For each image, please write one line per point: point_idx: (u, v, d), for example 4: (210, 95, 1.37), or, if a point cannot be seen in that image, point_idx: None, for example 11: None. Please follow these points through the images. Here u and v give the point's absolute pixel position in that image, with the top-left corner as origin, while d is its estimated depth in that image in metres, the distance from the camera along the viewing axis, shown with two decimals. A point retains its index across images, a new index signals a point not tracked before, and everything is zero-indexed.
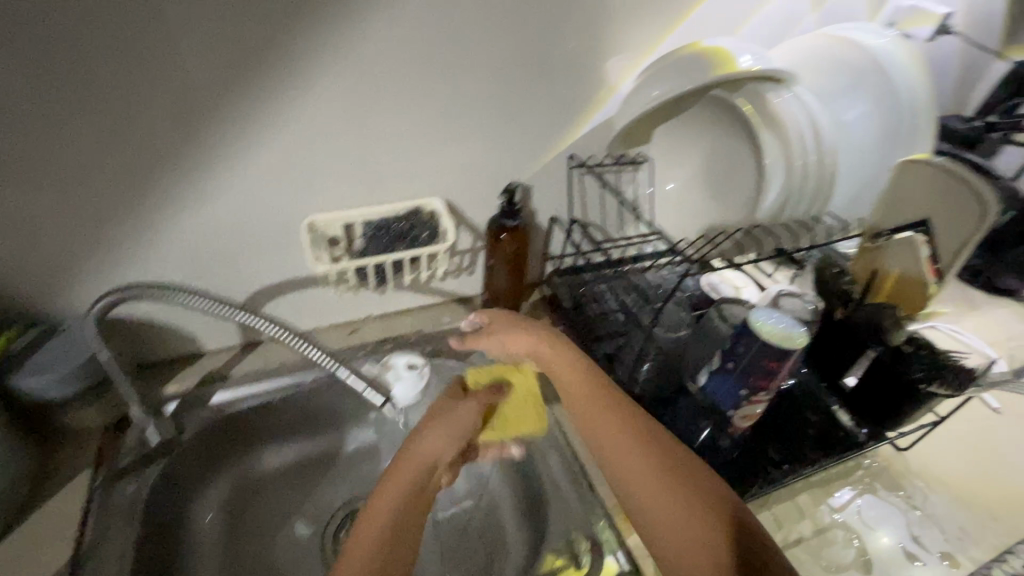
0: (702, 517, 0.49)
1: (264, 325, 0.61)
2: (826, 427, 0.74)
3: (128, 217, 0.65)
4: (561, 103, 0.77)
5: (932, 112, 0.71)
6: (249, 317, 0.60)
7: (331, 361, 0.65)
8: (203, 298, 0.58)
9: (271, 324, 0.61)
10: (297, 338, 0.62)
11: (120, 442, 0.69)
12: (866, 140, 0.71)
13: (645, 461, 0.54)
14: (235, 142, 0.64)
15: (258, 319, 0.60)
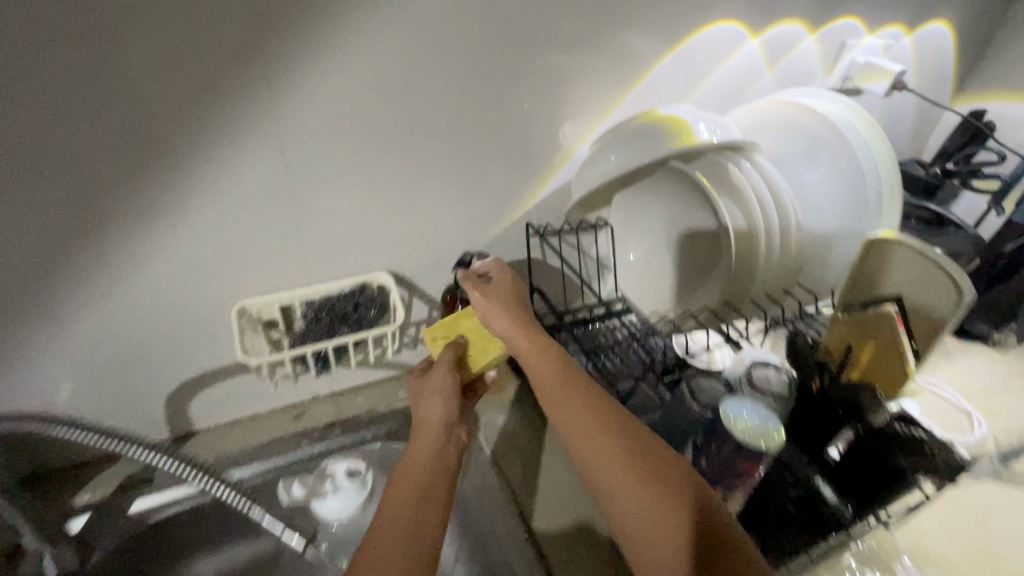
0: (663, 512, 0.47)
1: (165, 463, 0.56)
2: (809, 505, 0.61)
3: (29, 312, 0.58)
4: (514, 168, 0.73)
5: (895, 181, 0.67)
6: (145, 453, 0.55)
7: (241, 499, 0.62)
8: (77, 431, 0.51)
9: (173, 462, 0.57)
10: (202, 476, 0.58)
11: (14, 566, 0.60)
12: (831, 209, 0.68)
13: (614, 453, 0.50)
14: (153, 226, 0.59)
15: (156, 457, 0.55)
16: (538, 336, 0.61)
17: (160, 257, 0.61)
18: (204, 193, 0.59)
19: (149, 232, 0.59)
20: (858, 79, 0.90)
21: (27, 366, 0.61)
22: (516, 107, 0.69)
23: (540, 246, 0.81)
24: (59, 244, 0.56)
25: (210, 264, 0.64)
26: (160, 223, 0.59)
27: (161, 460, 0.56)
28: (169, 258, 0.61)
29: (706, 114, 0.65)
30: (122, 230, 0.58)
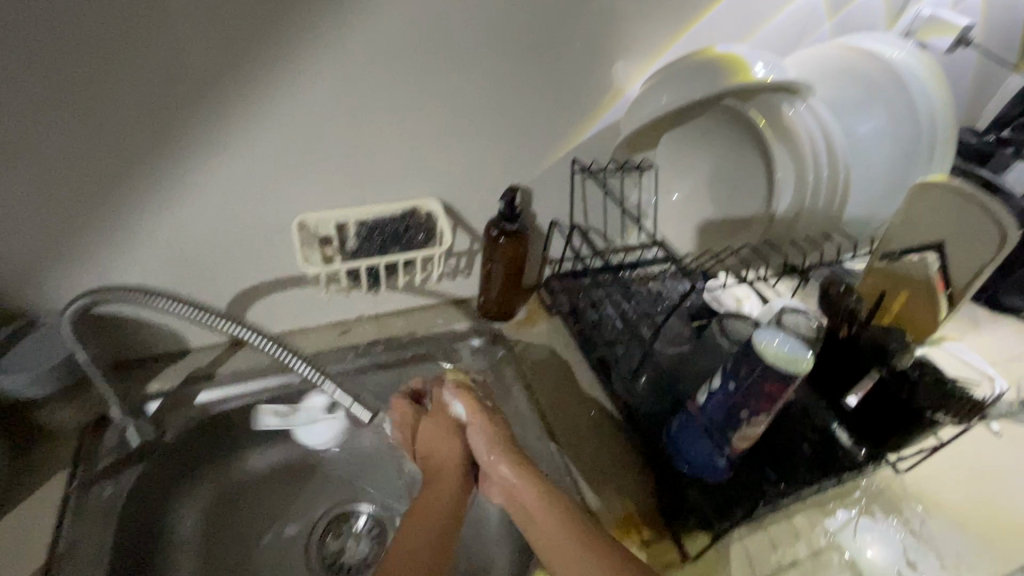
0: None
1: (252, 337, 0.59)
2: (823, 447, 0.73)
3: (106, 211, 0.62)
4: (565, 105, 0.74)
5: (948, 130, 0.68)
6: (239, 327, 0.58)
7: (315, 373, 0.63)
8: (176, 303, 0.54)
9: (260, 336, 0.59)
10: (281, 349, 0.60)
11: (98, 441, 0.66)
12: (884, 157, 0.68)
13: (592, 559, 0.51)
14: (223, 133, 0.62)
15: (249, 332, 0.58)
16: (516, 454, 0.62)
17: (227, 166, 0.64)
18: (271, 104, 0.62)
19: (219, 141, 0.62)
20: (921, 33, 0.88)
21: (103, 264, 0.66)
22: (573, 41, 0.69)
23: (584, 185, 0.82)
24: (137, 144, 0.59)
25: (272, 177, 0.67)
26: (230, 133, 0.62)
27: (251, 334, 0.59)
28: (236, 172, 0.65)
29: (763, 54, 0.65)
30: (194, 136, 0.61)
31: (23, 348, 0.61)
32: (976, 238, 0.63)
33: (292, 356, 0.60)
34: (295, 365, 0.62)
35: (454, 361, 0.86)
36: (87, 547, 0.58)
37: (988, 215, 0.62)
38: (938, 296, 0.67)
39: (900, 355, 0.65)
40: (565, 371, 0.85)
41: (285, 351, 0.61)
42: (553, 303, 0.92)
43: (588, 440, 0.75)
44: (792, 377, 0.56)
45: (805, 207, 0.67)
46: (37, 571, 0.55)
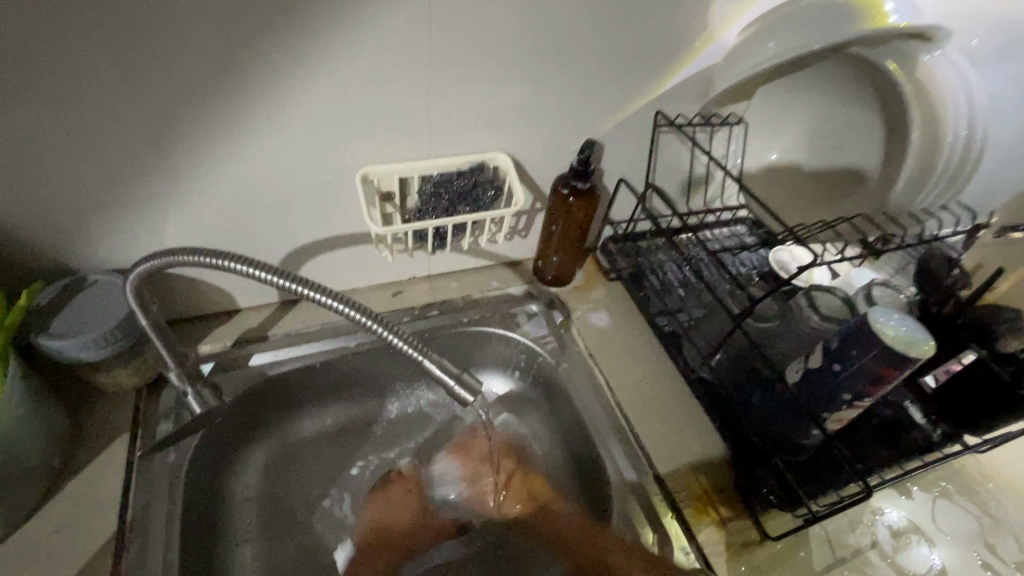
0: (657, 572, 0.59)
1: (338, 305, 0.53)
2: (899, 424, 0.72)
3: (158, 159, 0.56)
4: (656, 49, 0.65)
5: None
6: (324, 295, 0.52)
7: (412, 349, 0.55)
8: (251, 264, 0.48)
9: (349, 305, 0.53)
10: (375, 322, 0.54)
11: (156, 405, 0.63)
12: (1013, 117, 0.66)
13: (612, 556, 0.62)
14: (287, 75, 0.55)
15: (336, 300, 0.52)
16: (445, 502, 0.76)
17: (289, 113, 0.57)
18: (342, 45, 0.54)
19: (282, 86, 0.55)
20: None
21: (154, 217, 0.61)
22: None
23: (666, 139, 0.75)
24: (194, 86, 0.52)
25: (335, 127, 0.60)
26: (293, 75, 0.55)
27: (325, 297, 0.52)
28: (297, 118, 0.58)
29: None
30: (256, 80, 0.54)
31: (75, 309, 0.56)
32: None
33: (391, 332, 0.54)
34: (394, 342, 0.55)
35: (513, 327, 0.82)
36: (158, 518, 0.56)
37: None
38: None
39: (1007, 338, 0.61)
40: (629, 339, 0.81)
41: (370, 322, 0.55)
42: (612, 267, 0.88)
43: (657, 412, 0.73)
44: (912, 361, 0.51)
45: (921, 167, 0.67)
46: (112, 536, 0.54)
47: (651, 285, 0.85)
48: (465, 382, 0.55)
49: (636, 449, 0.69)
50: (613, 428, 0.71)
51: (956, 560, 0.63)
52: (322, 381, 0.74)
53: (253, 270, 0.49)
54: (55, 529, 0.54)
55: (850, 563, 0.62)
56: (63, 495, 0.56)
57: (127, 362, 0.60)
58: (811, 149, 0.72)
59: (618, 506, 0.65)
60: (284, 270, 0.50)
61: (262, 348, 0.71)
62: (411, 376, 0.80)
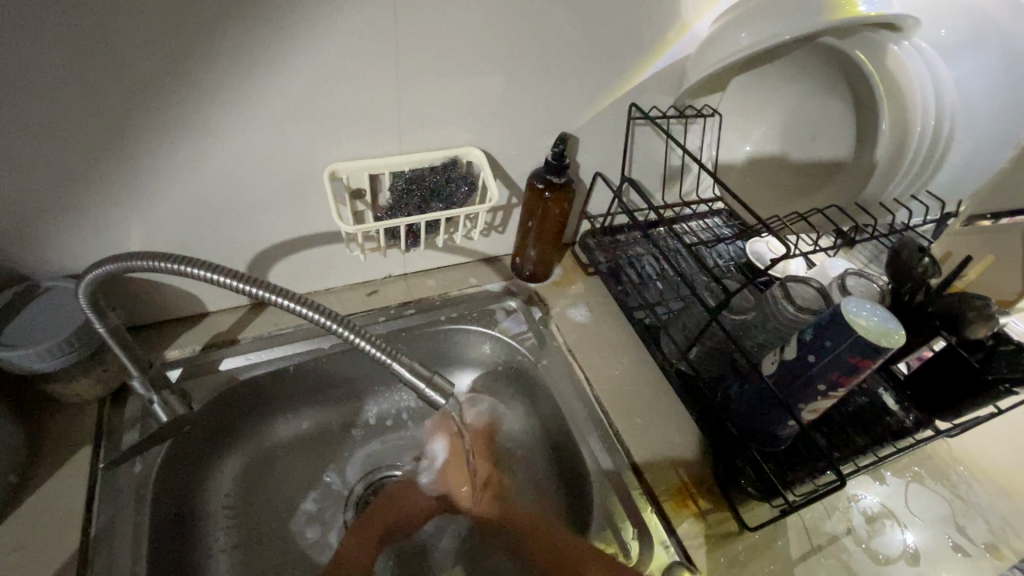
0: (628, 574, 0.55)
1: (302, 309, 0.51)
2: (874, 411, 0.72)
3: (113, 159, 0.54)
4: (629, 39, 0.64)
5: None
6: (287, 299, 0.50)
7: (381, 351, 0.53)
8: (211, 266, 0.46)
9: (315, 309, 0.51)
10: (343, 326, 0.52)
11: (121, 415, 0.61)
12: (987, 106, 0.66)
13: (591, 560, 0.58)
14: (247, 71, 0.52)
15: (300, 304, 0.50)
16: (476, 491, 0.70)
17: (251, 110, 0.55)
18: (303, 38, 0.52)
19: (243, 80, 0.53)
20: None
21: (112, 219, 0.58)
22: None
23: (640, 133, 0.74)
24: (147, 83, 0.50)
25: (300, 125, 0.59)
26: (253, 70, 0.53)
27: (288, 303, 0.50)
28: (258, 114, 0.56)
29: None
30: (215, 76, 0.52)
31: (29, 317, 0.54)
32: None
33: (359, 336, 0.52)
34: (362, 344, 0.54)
35: (491, 325, 0.81)
36: (124, 532, 0.54)
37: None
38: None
39: (976, 326, 0.62)
40: (607, 333, 0.81)
41: (337, 325, 0.52)
42: (590, 261, 0.88)
43: (636, 406, 0.72)
44: (885, 351, 0.52)
45: (893, 155, 0.68)
46: (74, 553, 0.52)
47: (629, 279, 0.85)
48: (434, 383, 0.54)
49: (616, 445, 0.69)
50: (592, 424, 0.71)
51: (928, 542, 0.65)
52: (295, 384, 0.73)
53: (212, 273, 0.46)
54: (12, 547, 0.51)
55: (826, 551, 0.62)
56: (21, 512, 0.53)
57: (87, 371, 0.57)
58: (784, 141, 0.72)
59: (598, 501, 0.65)
60: (242, 272, 0.48)
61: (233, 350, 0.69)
62: (390, 376, 0.79)
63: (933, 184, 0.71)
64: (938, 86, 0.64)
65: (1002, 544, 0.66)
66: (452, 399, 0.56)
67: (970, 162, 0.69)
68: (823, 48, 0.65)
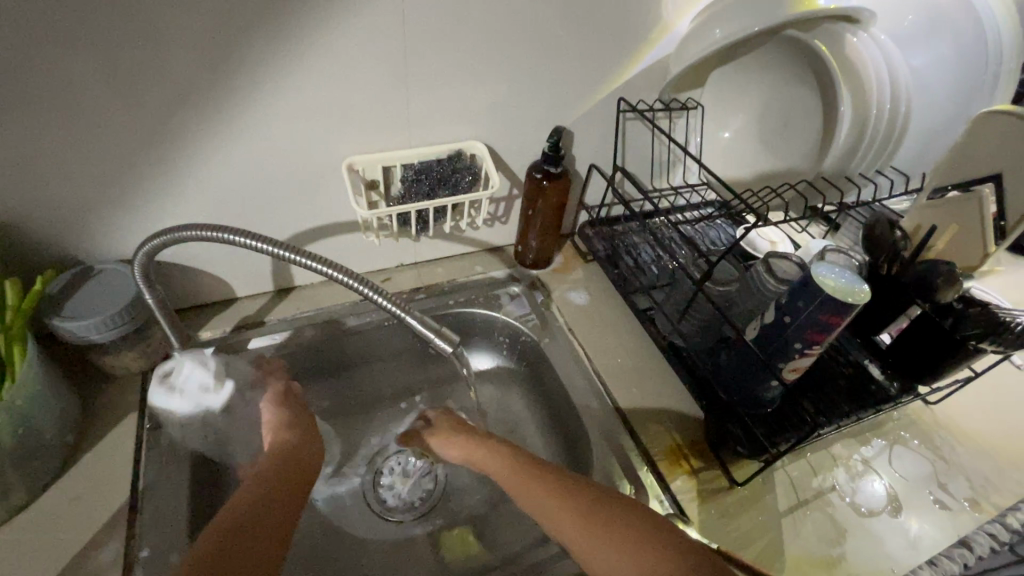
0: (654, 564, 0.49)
1: (321, 268, 0.57)
2: (858, 381, 0.76)
3: (159, 155, 0.61)
4: (613, 39, 0.70)
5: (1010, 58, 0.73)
6: (309, 259, 0.56)
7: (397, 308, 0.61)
8: (248, 236, 0.53)
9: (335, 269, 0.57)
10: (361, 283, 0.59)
11: None
12: (941, 87, 0.73)
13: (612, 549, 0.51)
14: (275, 74, 0.60)
15: (320, 263, 0.56)
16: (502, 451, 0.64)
17: (277, 108, 0.62)
18: (323, 44, 0.59)
19: (271, 83, 0.60)
20: None
21: (156, 210, 0.65)
22: None
23: (628, 126, 0.80)
24: (191, 86, 0.57)
25: (320, 122, 0.66)
26: (280, 74, 0.60)
27: (312, 262, 0.56)
28: (284, 113, 0.63)
29: None
30: (248, 79, 0.59)
31: (85, 294, 0.61)
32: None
33: (376, 293, 0.60)
34: (378, 302, 0.61)
35: (495, 307, 0.86)
36: (167, 485, 0.60)
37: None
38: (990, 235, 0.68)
39: (944, 290, 0.66)
40: (604, 314, 0.86)
41: (355, 281, 0.60)
42: (588, 250, 0.93)
43: (632, 378, 0.78)
44: (852, 307, 0.57)
45: (863, 138, 0.73)
46: (125, 503, 0.58)
47: (625, 264, 0.89)
48: (443, 335, 0.62)
49: (613, 412, 0.74)
50: (591, 394, 0.76)
51: (910, 498, 0.68)
52: (315, 363, 0.79)
53: (249, 241, 0.53)
54: (71, 498, 0.58)
55: (812, 505, 0.67)
56: (77, 468, 0.60)
57: (133, 344, 0.64)
58: (760, 129, 0.78)
59: (598, 463, 0.70)
60: (277, 241, 0.54)
61: (264, 330, 0.76)
62: (403, 357, 0.85)
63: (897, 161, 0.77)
64: (895, 71, 0.70)
65: (982, 499, 0.69)
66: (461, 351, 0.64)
67: (926, 140, 0.76)
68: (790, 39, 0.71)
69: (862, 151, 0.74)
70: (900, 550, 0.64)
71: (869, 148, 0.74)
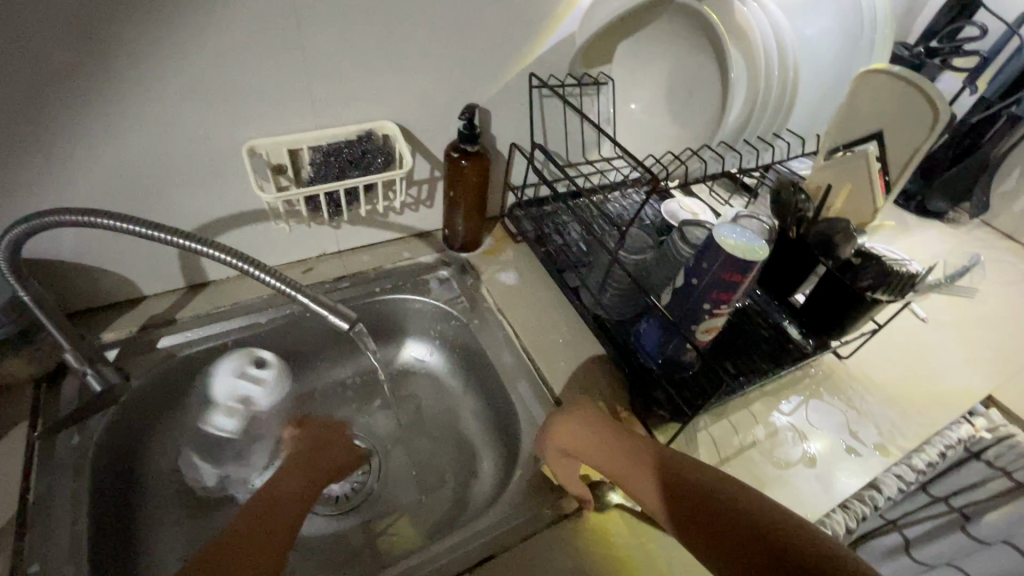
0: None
1: (226, 257, 0.54)
2: (776, 341, 0.78)
3: (30, 144, 0.56)
4: (518, 14, 0.70)
5: (887, 25, 0.82)
6: (208, 248, 0.53)
7: (284, 285, 0.57)
8: (127, 221, 0.50)
9: (238, 256, 0.54)
10: (263, 269, 0.55)
11: (59, 393, 0.63)
12: (826, 55, 0.81)
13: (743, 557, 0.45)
14: (156, 54, 0.56)
15: (224, 253, 0.53)
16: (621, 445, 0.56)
17: (163, 90, 0.59)
18: (206, 21, 0.56)
19: (154, 65, 0.57)
20: None
21: (36, 205, 0.61)
22: None
23: (544, 103, 0.81)
24: (58, 70, 0.53)
25: (213, 105, 0.62)
26: (159, 55, 0.56)
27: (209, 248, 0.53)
28: (170, 96, 0.60)
29: None
30: (124, 61, 0.55)
31: None
32: (902, 113, 0.72)
33: (269, 273, 0.55)
34: (268, 282, 0.57)
35: (423, 293, 0.85)
36: (62, 496, 0.56)
37: (933, 103, 0.68)
38: (877, 189, 0.72)
39: (843, 243, 0.70)
40: (534, 292, 0.86)
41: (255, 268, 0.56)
42: (517, 230, 0.93)
43: (560, 353, 0.78)
44: (752, 265, 0.59)
45: (765, 106, 0.76)
46: (12, 518, 0.54)
47: (552, 243, 0.89)
48: (339, 310, 0.58)
49: (541, 387, 0.74)
50: (520, 371, 0.76)
51: (825, 449, 0.72)
52: (234, 359, 0.75)
53: (127, 225, 0.50)
54: None
55: (733, 461, 0.69)
56: None
57: (18, 350, 0.59)
58: (669, 101, 0.83)
59: (527, 438, 0.70)
60: (165, 227, 0.51)
61: (159, 346, 0.70)
62: (332, 348, 0.83)
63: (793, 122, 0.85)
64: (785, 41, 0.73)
65: (890, 443, 0.73)
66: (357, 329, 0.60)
67: (814, 103, 0.85)
68: (689, 11, 0.72)
69: (761, 114, 0.77)
70: (815, 496, 0.67)
71: (769, 113, 0.77)
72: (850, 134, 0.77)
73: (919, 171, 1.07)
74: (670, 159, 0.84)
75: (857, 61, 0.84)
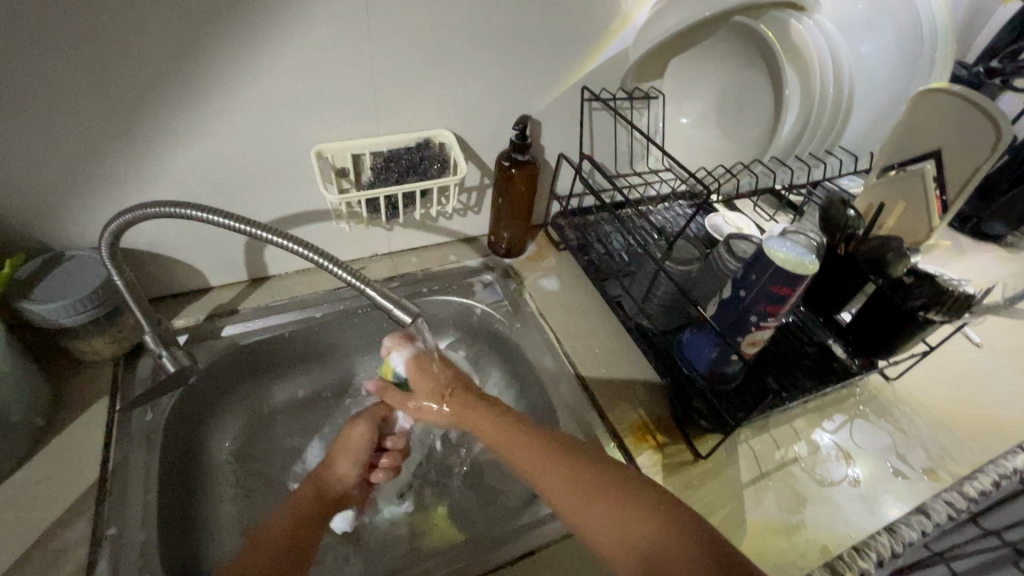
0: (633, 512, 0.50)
1: (299, 248, 0.56)
2: (821, 358, 0.77)
3: (127, 142, 0.62)
4: (575, 31, 0.72)
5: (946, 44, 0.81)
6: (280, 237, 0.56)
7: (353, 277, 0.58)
8: (212, 212, 0.54)
9: (309, 248, 0.56)
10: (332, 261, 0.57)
11: (134, 372, 0.69)
12: (882, 73, 0.80)
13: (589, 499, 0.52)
14: (242, 63, 0.61)
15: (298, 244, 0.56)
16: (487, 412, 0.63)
17: (245, 97, 0.64)
18: (289, 34, 0.61)
19: (239, 74, 0.62)
20: None
21: (127, 197, 0.66)
22: None
23: (595, 115, 0.83)
24: (157, 76, 0.59)
25: (287, 110, 0.67)
26: (245, 65, 0.61)
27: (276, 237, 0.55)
28: (252, 103, 0.65)
29: None
30: (215, 69, 0.61)
31: (51, 279, 0.62)
32: (961, 134, 0.71)
33: (337, 264, 0.57)
34: (340, 275, 0.59)
35: (467, 294, 0.88)
36: (137, 465, 0.60)
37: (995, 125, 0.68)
38: (932, 211, 0.72)
39: (897, 263, 0.68)
40: (576, 299, 0.88)
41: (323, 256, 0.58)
42: (561, 239, 0.95)
43: (602, 360, 0.79)
44: (801, 279, 0.59)
45: (816, 123, 0.77)
46: (94, 483, 0.58)
47: (595, 252, 0.91)
48: (404, 305, 0.59)
49: (582, 391, 0.75)
50: (561, 375, 0.77)
51: (870, 469, 0.70)
52: (289, 350, 0.80)
53: (212, 217, 0.54)
54: (40, 479, 0.58)
55: (774, 476, 0.69)
56: (47, 451, 0.60)
57: (104, 329, 0.65)
58: (718, 116, 0.84)
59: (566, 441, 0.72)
60: (245, 219, 0.55)
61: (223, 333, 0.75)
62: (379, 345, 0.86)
63: (845, 140, 0.85)
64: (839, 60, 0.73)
65: (940, 468, 0.71)
66: (418, 323, 0.61)
67: (868, 121, 0.85)
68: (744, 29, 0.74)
69: (812, 131, 0.78)
70: (859, 515, 0.66)
71: (821, 130, 0.78)
72: (906, 152, 0.76)
73: (977, 193, 1.04)
74: (718, 173, 0.85)
75: (915, 80, 0.83)
